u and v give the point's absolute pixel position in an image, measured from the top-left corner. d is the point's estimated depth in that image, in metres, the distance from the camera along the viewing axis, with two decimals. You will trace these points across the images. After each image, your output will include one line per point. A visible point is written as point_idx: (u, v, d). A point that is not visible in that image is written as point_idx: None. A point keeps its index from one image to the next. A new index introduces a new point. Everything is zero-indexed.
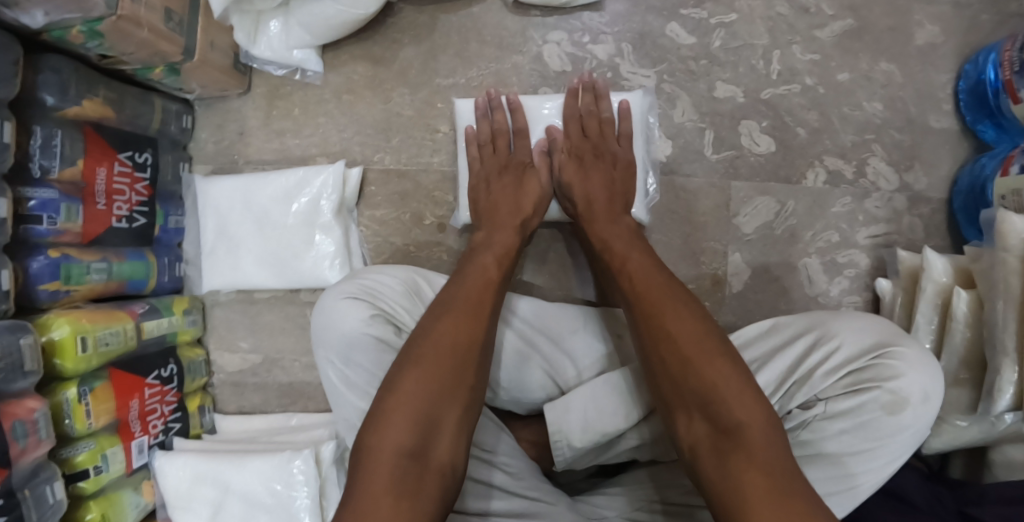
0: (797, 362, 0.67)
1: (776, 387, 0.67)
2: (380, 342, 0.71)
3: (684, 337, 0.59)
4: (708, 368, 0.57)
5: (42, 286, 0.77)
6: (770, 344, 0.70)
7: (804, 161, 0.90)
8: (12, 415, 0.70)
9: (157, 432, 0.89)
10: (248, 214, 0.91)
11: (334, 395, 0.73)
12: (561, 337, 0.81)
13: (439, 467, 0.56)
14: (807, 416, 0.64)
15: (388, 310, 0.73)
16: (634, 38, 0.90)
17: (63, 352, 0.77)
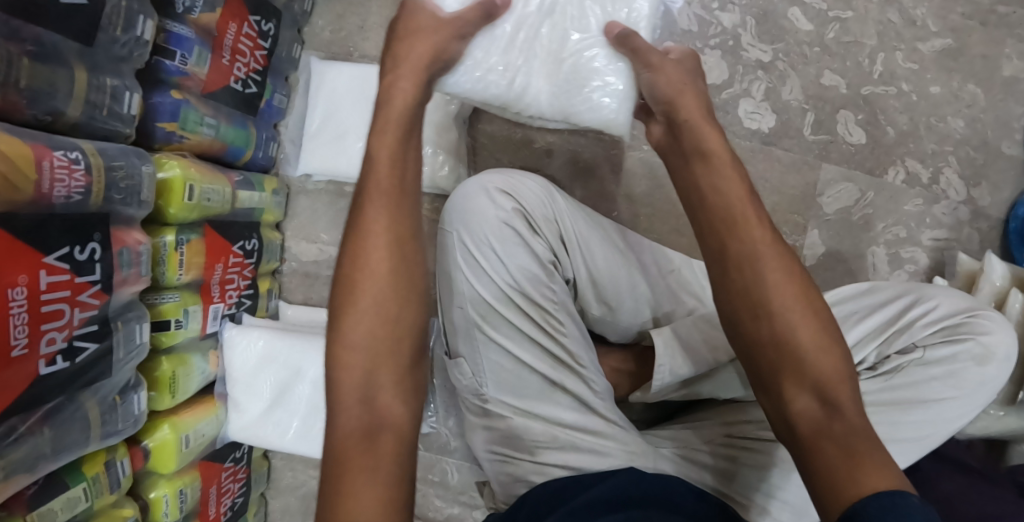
0: (898, 316, 0.75)
1: (877, 333, 0.74)
2: (516, 237, 0.75)
3: (753, 260, 0.52)
4: (779, 296, 0.50)
5: (160, 124, 0.76)
6: (868, 300, 0.77)
7: (889, 159, 0.97)
8: (121, 240, 0.68)
9: (232, 303, 0.87)
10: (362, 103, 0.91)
11: (452, 270, 0.77)
12: (662, 272, 0.85)
13: (395, 426, 0.49)
14: (906, 360, 0.72)
15: (528, 210, 0.76)
16: (759, 14, 0.95)
17: (170, 193, 0.75)
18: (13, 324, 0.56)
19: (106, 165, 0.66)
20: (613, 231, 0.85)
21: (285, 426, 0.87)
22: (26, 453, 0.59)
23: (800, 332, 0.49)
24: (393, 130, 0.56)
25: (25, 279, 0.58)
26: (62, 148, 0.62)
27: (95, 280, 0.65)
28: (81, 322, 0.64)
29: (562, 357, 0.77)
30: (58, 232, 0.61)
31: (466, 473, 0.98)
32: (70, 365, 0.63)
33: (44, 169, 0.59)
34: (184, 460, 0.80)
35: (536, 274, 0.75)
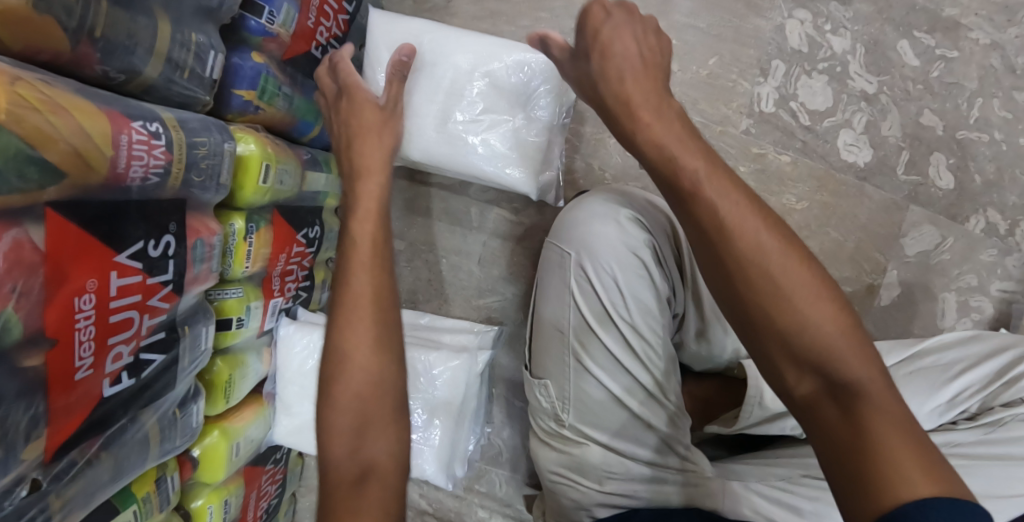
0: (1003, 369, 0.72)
1: (981, 386, 0.72)
2: (640, 266, 0.70)
3: (755, 237, 0.44)
4: (788, 284, 0.43)
5: (237, 91, 0.65)
6: (972, 350, 0.75)
7: (972, 206, 0.95)
8: (196, 231, 0.57)
9: (289, 296, 0.78)
10: (442, 71, 0.79)
11: (562, 288, 0.74)
12: None
13: (387, 468, 0.49)
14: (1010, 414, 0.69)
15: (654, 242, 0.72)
16: (869, 42, 0.91)
17: (245, 173, 0.64)
18: (79, 344, 0.44)
19: (188, 141, 0.53)
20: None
21: None
22: (84, 487, 0.50)
23: (823, 326, 0.42)
24: (365, 175, 0.61)
25: (94, 284, 0.45)
26: (140, 117, 0.48)
27: (167, 280, 0.53)
28: (148, 331, 0.53)
29: (648, 388, 0.71)
30: (135, 223, 0.48)
31: (513, 487, 0.94)
32: (135, 383, 0.53)
33: (122, 146, 0.45)
34: (232, 468, 0.71)
35: (649, 305, 0.70)
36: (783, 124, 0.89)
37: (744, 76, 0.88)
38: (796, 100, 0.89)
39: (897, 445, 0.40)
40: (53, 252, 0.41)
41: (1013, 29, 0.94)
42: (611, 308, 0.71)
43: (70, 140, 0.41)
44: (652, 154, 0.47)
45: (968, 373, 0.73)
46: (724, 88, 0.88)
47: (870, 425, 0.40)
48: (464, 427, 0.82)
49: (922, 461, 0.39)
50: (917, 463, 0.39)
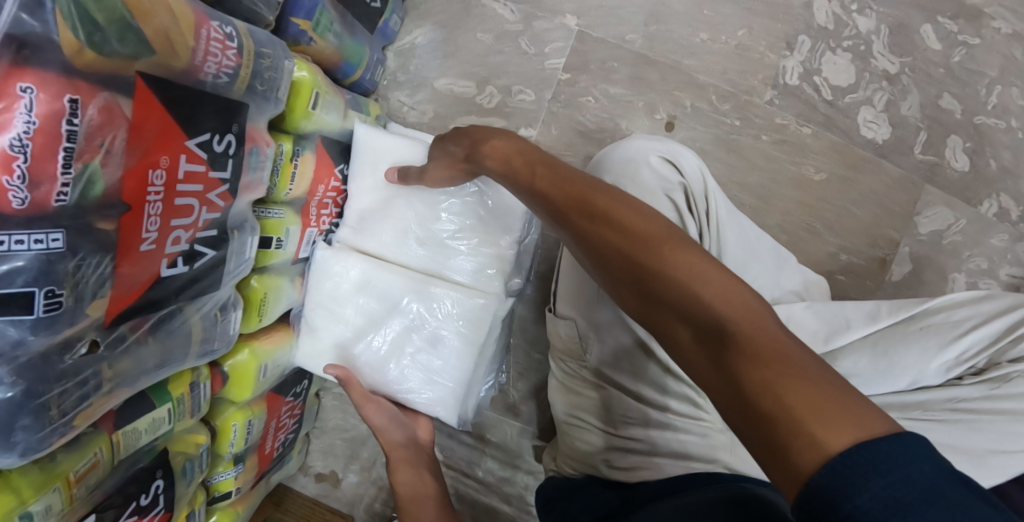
0: (1011, 326, 0.74)
1: (992, 342, 0.74)
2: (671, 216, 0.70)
3: (700, 276, 0.46)
4: (724, 312, 0.44)
5: (294, 20, 0.69)
6: (984, 307, 0.76)
7: (987, 192, 0.98)
8: (253, 139, 0.62)
9: (323, 230, 0.82)
10: (422, 202, 0.81)
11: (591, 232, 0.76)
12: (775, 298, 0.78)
13: None
14: (1012, 370, 0.72)
15: (686, 188, 0.71)
16: (894, 24, 0.94)
17: (297, 96, 0.68)
18: (148, 213, 0.51)
19: (256, 50, 0.59)
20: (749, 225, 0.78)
21: (362, 365, 0.81)
22: (132, 364, 0.54)
23: (752, 336, 0.42)
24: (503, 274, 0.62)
25: (165, 162, 0.52)
26: (218, 20, 0.55)
27: (225, 179, 0.59)
28: (204, 224, 0.58)
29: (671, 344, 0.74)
30: (204, 116, 0.55)
31: (524, 437, 0.95)
32: (188, 271, 0.58)
33: (201, 39, 0.52)
34: (259, 389, 0.75)
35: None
36: (806, 97, 0.92)
37: (772, 49, 0.91)
38: (819, 75, 0.92)
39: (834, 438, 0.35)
40: (137, 122, 0.48)
41: None
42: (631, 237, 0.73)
43: (162, 22, 0.48)
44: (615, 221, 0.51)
45: (982, 329, 0.74)
46: (753, 58, 0.90)
47: (761, 379, 0.39)
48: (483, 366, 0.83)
49: (833, 412, 0.36)
50: (826, 400, 0.37)
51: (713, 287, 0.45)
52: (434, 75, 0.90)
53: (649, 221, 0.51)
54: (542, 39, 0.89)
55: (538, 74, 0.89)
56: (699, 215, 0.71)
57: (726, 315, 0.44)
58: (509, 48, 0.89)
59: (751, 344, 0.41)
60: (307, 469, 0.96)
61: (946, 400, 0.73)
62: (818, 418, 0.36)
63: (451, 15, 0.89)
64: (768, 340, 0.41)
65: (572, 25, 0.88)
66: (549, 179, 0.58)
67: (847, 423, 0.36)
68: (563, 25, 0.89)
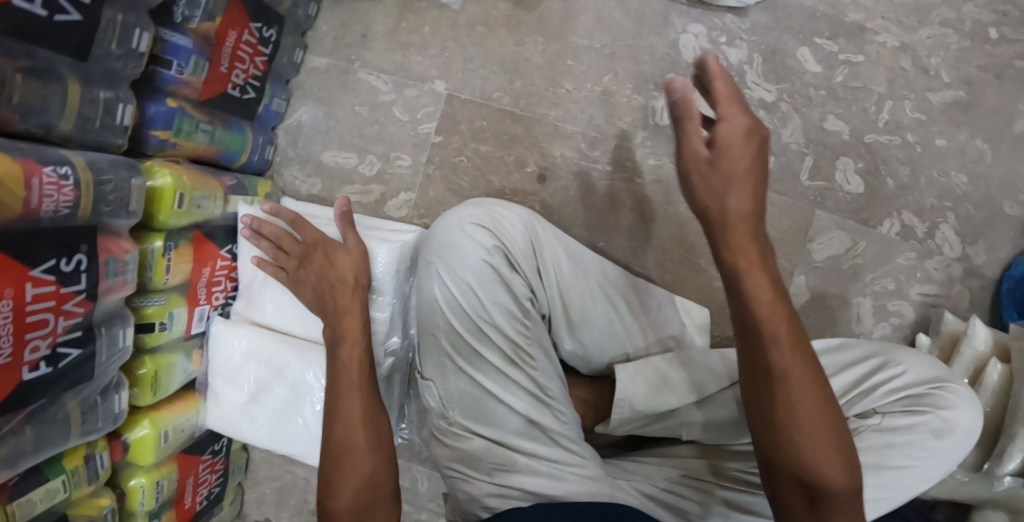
0: (861, 378, 0.73)
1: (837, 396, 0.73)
2: (494, 274, 0.77)
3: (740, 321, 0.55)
4: (801, 404, 0.55)
5: (153, 132, 0.77)
6: (837, 358, 0.75)
7: (886, 210, 0.96)
8: (107, 250, 0.70)
9: (217, 304, 0.90)
10: None
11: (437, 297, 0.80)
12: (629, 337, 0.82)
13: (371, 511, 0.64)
14: (861, 425, 0.70)
15: (506, 245, 0.78)
16: (767, 52, 0.93)
17: (160, 201, 0.76)
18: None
19: (95, 180, 0.67)
20: (589, 258, 0.83)
21: (259, 423, 0.89)
22: (6, 451, 0.63)
23: (807, 434, 0.55)
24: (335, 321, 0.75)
25: (11, 292, 0.60)
26: (52, 163, 0.63)
27: (80, 290, 0.68)
28: (65, 329, 0.67)
29: (533, 392, 0.78)
30: (47, 244, 0.62)
31: (435, 481, 1.01)
32: (53, 370, 0.66)
33: (33, 185, 0.60)
34: (163, 453, 0.84)
35: (510, 313, 0.77)
36: None
37: (639, 91, 0.92)
38: None
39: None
40: None
41: (924, 31, 0.96)
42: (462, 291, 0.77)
43: None
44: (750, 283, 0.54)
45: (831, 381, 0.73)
46: (621, 103, 0.92)
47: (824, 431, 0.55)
48: None
49: (848, 455, 0.56)
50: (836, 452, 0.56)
51: (801, 370, 0.55)
52: (318, 149, 0.96)
53: (768, 265, 0.55)
54: (414, 107, 0.94)
55: (412, 140, 0.94)
56: (524, 263, 0.79)
57: (804, 404, 0.55)
58: (384, 118, 0.94)
59: (807, 415, 0.55)
60: (243, 518, 1.06)
61: None
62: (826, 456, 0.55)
63: (330, 92, 0.96)
64: (822, 439, 0.55)
65: (440, 90, 0.93)
66: (729, 137, 0.51)
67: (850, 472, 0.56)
68: (431, 91, 0.93)
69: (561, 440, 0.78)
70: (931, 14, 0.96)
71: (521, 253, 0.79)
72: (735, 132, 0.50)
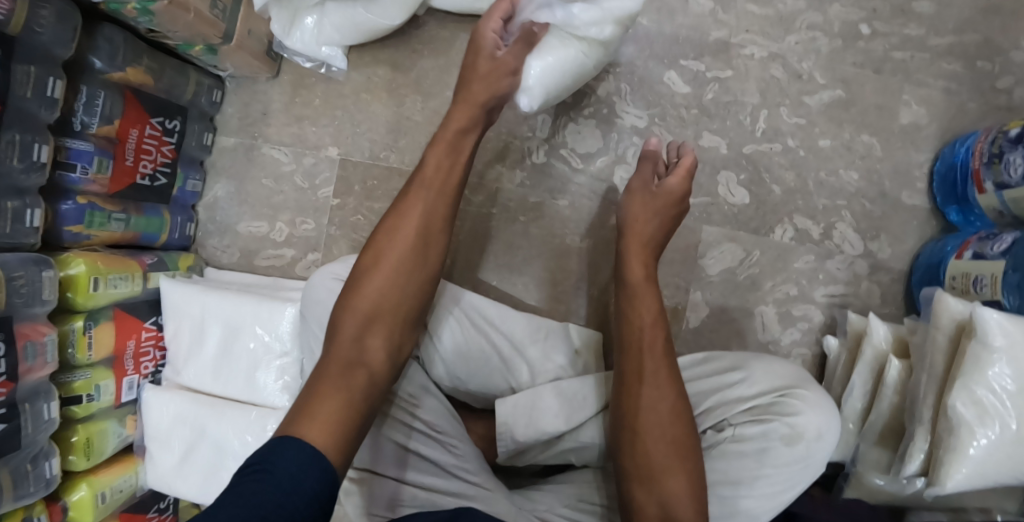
0: (718, 391, 0.73)
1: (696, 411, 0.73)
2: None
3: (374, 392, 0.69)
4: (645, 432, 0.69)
5: (66, 227, 0.87)
6: (700, 373, 0.76)
7: (775, 217, 0.96)
8: (25, 336, 0.79)
9: (147, 373, 0.99)
10: (221, 331, 0.95)
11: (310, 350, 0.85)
12: (514, 367, 0.86)
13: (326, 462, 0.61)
14: (717, 439, 0.70)
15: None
16: (635, 80, 0.97)
17: (76, 286, 0.86)
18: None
19: (6, 276, 0.77)
20: (461, 299, 0.87)
21: (190, 480, 0.95)
22: None
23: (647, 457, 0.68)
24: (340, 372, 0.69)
25: None
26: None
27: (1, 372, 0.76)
28: None
29: (421, 429, 0.84)
30: None
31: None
32: None
33: None
34: (102, 514, 0.91)
35: None
36: (557, 171, 0.97)
37: (513, 134, 0.97)
38: (565, 146, 0.97)
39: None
40: None
41: (791, 38, 0.97)
42: None
43: None
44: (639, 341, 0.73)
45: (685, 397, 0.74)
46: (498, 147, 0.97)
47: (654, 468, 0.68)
48: None
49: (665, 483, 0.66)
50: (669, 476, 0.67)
51: (657, 397, 0.69)
52: (235, 220, 1.05)
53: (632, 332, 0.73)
54: (312, 173, 1.02)
55: (314, 204, 1.02)
56: None
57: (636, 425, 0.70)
58: (287, 187, 1.03)
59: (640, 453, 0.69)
60: None
61: None
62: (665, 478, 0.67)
63: (238, 169, 1.05)
64: (669, 468, 0.67)
65: (334, 156, 1.02)
66: (674, 189, 0.80)
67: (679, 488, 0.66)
68: (327, 158, 1.02)
69: (455, 472, 0.83)
70: (796, 20, 0.97)
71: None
72: (647, 180, 0.81)
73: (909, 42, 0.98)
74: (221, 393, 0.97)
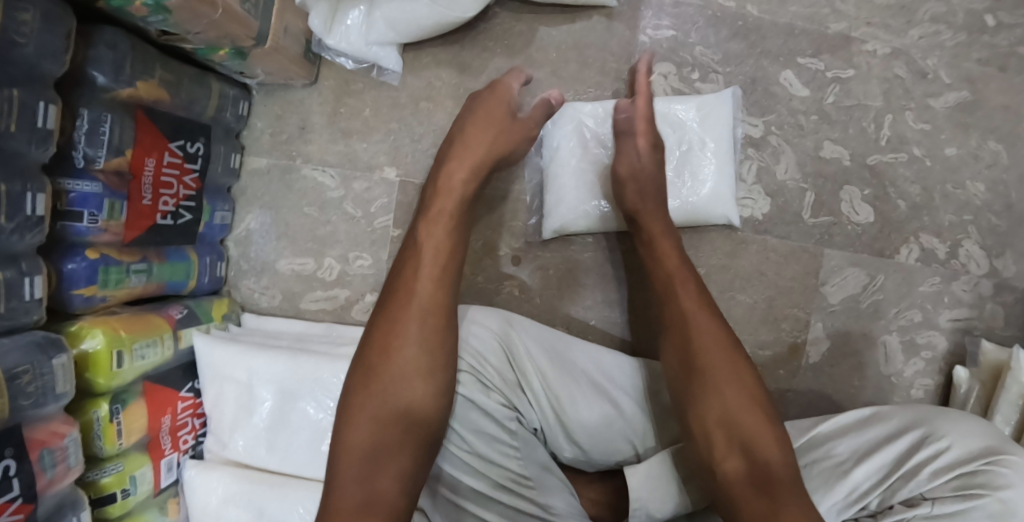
0: (902, 458, 0.67)
1: (878, 479, 0.67)
2: (466, 397, 0.70)
3: (393, 506, 0.57)
4: (765, 447, 0.58)
5: (76, 291, 0.68)
6: (871, 433, 0.71)
7: (900, 237, 0.86)
8: (40, 443, 0.62)
9: (186, 448, 0.83)
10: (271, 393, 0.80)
11: None
12: (643, 429, 0.75)
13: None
14: (910, 513, 0.63)
15: (477, 367, 0.71)
16: (747, 81, 0.84)
17: (96, 366, 0.68)
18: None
19: (7, 374, 0.59)
20: (571, 352, 0.77)
21: None
22: None
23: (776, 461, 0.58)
24: (378, 376, 0.61)
25: None
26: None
27: (15, 496, 0.60)
28: None
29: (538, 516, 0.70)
30: None
31: None
32: None
33: None
34: None
35: (487, 435, 0.70)
36: None
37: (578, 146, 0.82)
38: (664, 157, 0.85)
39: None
40: None
41: (915, 31, 0.85)
42: None
43: None
44: (681, 312, 0.67)
45: (865, 463, 0.68)
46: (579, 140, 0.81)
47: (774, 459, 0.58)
48: None
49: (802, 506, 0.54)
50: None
51: (731, 368, 0.63)
52: (273, 257, 0.89)
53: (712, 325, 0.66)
54: (366, 200, 0.86)
55: (370, 236, 0.86)
56: (496, 380, 0.71)
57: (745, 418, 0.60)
58: (335, 216, 0.87)
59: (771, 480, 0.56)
60: None
61: None
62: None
63: (274, 194, 0.88)
64: (750, 427, 0.60)
65: (392, 177, 0.85)
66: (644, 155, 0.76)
67: None
68: (383, 180, 0.86)
69: None
70: (920, 11, 0.85)
71: (495, 373, 0.71)
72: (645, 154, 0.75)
73: None
74: (274, 467, 0.81)
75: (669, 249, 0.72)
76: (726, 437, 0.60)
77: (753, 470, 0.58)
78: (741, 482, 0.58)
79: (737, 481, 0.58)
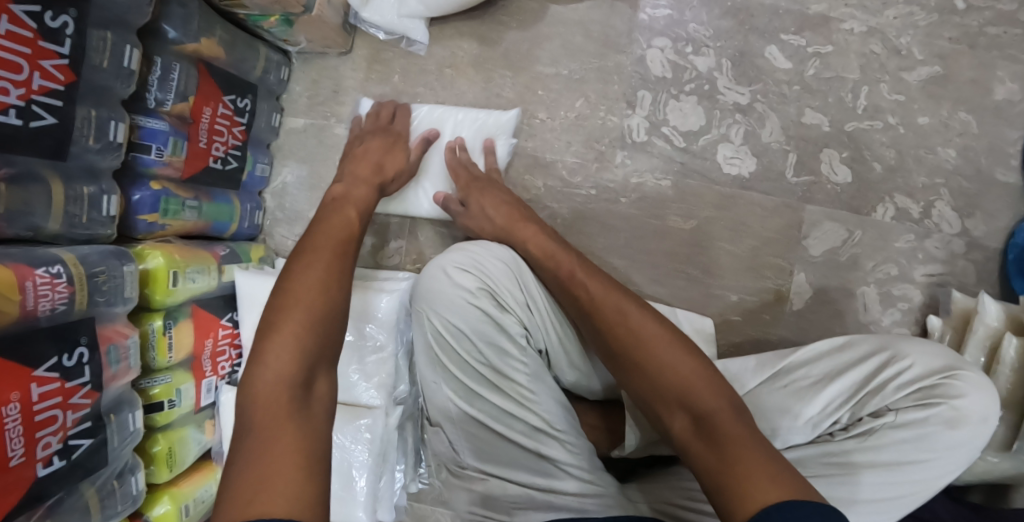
0: (870, 376, 0.75)
1: (848, 395, 0.75)
2: (485, 316, 0.78)
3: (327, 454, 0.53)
4: (706, 397, 0.59)
5: (141, 216, 0.78)
6: (843, 357, 0.78)
7: (876, 196, 0.95)
8: (108, 338, 0.71)
9: (224, 374, 0.92)
10: None
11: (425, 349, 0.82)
12: None
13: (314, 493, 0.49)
14: (879, 423, 0.72)
15: (493, 286, 0.79)
16: (735, 54, 0.94)
17: (155, 282, 0.78)
18: (8, 439, 0.59)
19: (88, 273, 0.68)
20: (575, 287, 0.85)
21: None
22: None
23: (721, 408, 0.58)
24: (285, 331, 0.59)
25: (17, 395, 0.60)
26: (44, 264, 0.64)
27: (85, 382, 0.68)
28: (74, 422, 0.67)
29: (540, 428, 0.78)
30: (46, 344, 0.63)
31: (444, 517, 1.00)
32: (66, 462, 0.66)
33: (27, 289, 0.61)
34: None
35: (501, 351, 0.78)
36: (658, 151, 0.94)
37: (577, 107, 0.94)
38: (667, 124, 0.94)
39: (752, 470, 0.52)
40: None
41: (889, 12, 0.95)
42: (451, 332, 0.79)
43: None
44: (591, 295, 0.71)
45: (838, 382, 0.76)
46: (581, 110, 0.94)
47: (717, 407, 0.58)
48: (385, 476, 0.89)
49: (760, 453, 0.53)
50: (763, 467, 0.52)
51: (648, 331, 0.65)
52: (307, 207, 0.99)
53: (607, 291, 0.70)
54: None
55: None
56: (511, 301, 0.79)
57: (678, 373, 0.61)
58: None
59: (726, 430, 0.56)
60: None
61: (824, 454, 0.73)
62: (759, 476, 0.51)
63: (310, 152, 0.99)
64: (690, 383, 0.60)
65: None
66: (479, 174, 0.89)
67: (778, 476, 0.51)
68: None
69: (577, 473, 0.76)
70: None
71: (511, 296, 0.79)
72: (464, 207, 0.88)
73: (1001, 17, 0.95)
74: None
75: (537, 240, 0.80)
76: (669, 395, 0.60)
77: (698, 422, 0.57)
78: (688, 436, 0.58)
79: (685, 435, 0.58)
